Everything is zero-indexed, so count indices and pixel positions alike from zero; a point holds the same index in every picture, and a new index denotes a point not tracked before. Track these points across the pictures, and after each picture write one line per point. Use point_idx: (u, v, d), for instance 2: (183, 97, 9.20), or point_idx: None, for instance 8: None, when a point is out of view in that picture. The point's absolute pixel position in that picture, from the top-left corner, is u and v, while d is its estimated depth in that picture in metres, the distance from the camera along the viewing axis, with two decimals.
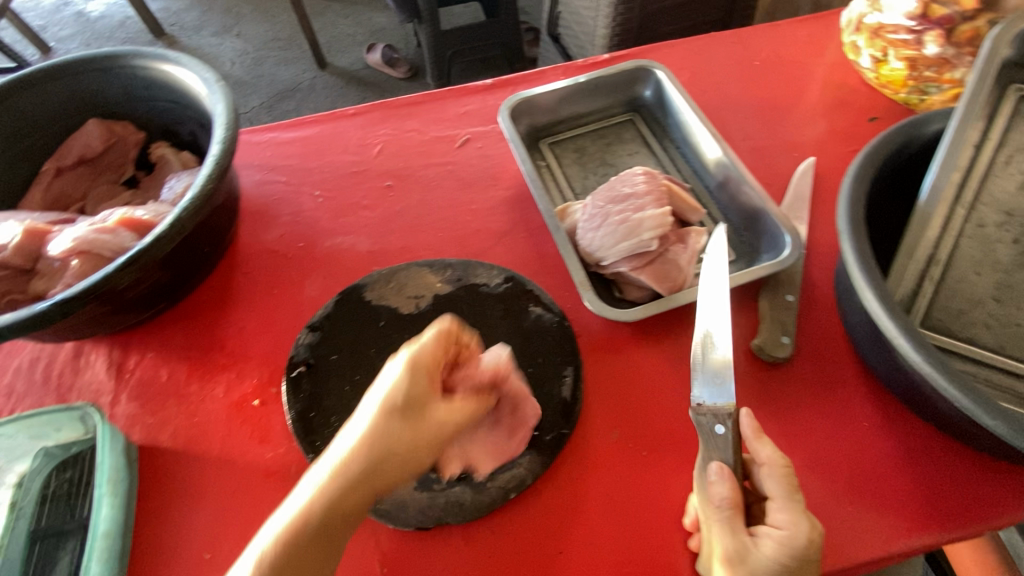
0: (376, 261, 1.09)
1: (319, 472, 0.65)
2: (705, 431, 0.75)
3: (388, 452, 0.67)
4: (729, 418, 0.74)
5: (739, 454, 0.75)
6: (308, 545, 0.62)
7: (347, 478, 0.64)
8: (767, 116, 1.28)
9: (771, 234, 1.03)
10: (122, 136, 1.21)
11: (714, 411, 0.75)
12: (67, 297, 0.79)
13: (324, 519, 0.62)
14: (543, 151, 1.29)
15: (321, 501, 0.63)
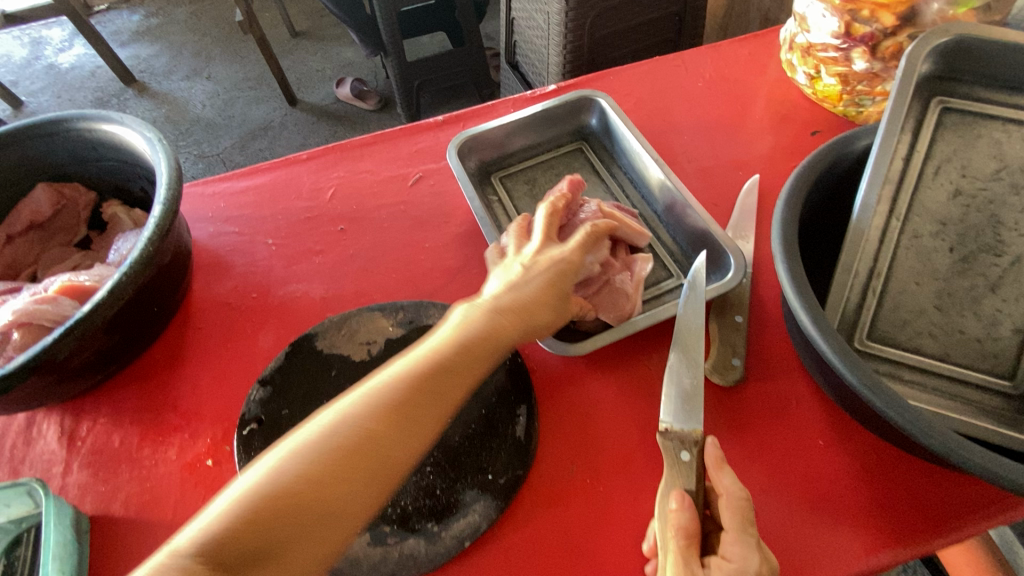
0: (330, 306, 1.08)
1: (287, 444, 0.63)
2: (671, 457, 0.76)
3: (413, 409, 0.68)
4: (696, 445, 0.76)
5: (702, 483, 0.75)
6: (270, 515, 0.57)
7: (320, 446, 0.62)
8: (715, 135, 1.30)
9: (716, 255, 1.03)
10: (73, 199, 1.21)
11: (681, 437, 0.77)
12: (4, 374, 0.79)
13: (294, 484, 0.59)
14: (494, 183, 1.29)
15: (287, 473, 0.60)
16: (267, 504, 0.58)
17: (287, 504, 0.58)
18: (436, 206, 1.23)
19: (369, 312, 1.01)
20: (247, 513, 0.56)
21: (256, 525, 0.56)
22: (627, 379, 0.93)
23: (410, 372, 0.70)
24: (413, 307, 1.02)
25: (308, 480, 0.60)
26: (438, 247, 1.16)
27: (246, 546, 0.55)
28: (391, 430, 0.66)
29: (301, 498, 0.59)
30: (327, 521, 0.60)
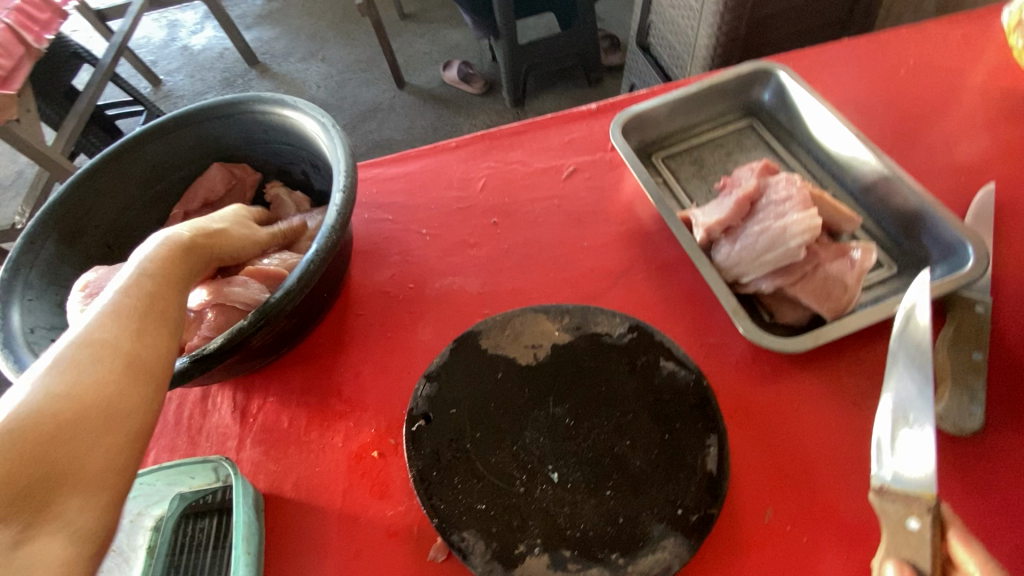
0: (487, 303, 1.06)
1: (44, 360, 0.55)
2: (893, 522, 0.63)
3: (152, 313, 0.65)
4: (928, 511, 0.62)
5: (938, 562, 0.62)
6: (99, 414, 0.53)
7: (109, 331, 0.59)
8: (920, 133, 1.12)
9: (942, 242, 0.89)
10: (241, 178, 1.27)
11: (904, 500, 0.64)
12: (203, 355, 0.81)
13: (115, 376, 0.56)
14: (656, 166, 1.14)
15: (82, 376, 0.54)
16: (68, 419, 0.51)
17: (79, 436, 0.51)
18: (593, 202, 1.15)
19: (533, 314, 0.95)
20: (73, 404, 0.52)
21: (67, 427, 0.51)
22: (829, 415, 0.82)
23: (160, 297, 0.67)
24: (580, 311, 0.94)
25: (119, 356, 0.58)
26: (598, 247, 1.08)
27: (77, 430, 0.51)
28: (166, 315, 0.66)
29: (86, 425, 0.52)
30: (109, 432, 0.53)
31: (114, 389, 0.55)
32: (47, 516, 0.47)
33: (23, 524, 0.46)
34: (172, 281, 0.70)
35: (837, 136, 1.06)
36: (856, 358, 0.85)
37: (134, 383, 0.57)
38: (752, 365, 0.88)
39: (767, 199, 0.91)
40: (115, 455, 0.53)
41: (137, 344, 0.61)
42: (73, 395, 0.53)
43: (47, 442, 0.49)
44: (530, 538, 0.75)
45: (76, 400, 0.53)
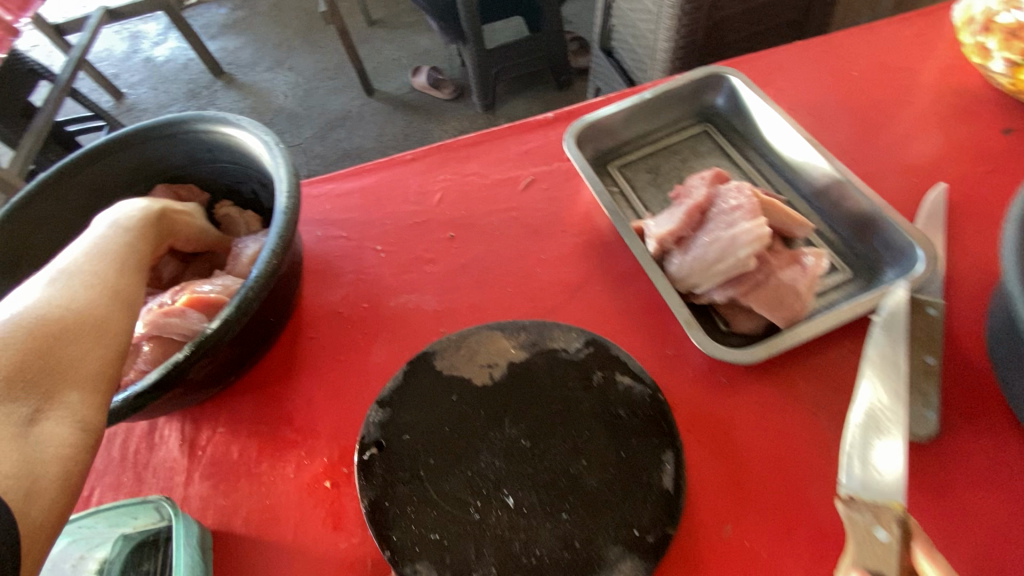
0: (443, 321, 1.03)
1: (43, 282, 0.64)
2: (860, 533, 0.62)
3: (131, 255, 0.75)
4: (898, 520, 0.61)
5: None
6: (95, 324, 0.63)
7: (99, 269, 0.69)
8: (871, 134, 1.13)
9: (891, 245, 0.89)
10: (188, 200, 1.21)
11: (874, 509, 0.63)
12: (136, 392, 0.77)
13: (106, 297, 0.66)
14: (612, 175, 1.13)
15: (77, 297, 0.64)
16: (68, 326, 0.61)
17: (80, 338, 0.61)
18: (550, 213, 1.13)
19: (488, 331, 0.93)
20: (72, 316, 0.61)
21: (69, 330, 0.60)
22: (785, 425, 0.81)
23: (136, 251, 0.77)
24: (535, 327, 0.92)
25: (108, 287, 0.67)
26: (555, 259, 1.06)
27: (77, 334, 0.61)
28: (141, 260, 0.76)
29: (82, 333, 0.61)
30: (99, 339, 0.63)
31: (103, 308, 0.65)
32: (55, 401, 0.56)
33: (33, 405, 0.54)
34: (147, 242, 0.80)
35: (789, 139, 1.06)
36: (811, 365, 0.85)
37: (120, 307, 0.67)
38: (709, 377, 0.87)
39: (718, 208, 0.90)
40: (109, 356, 0.63)
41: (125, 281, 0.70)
42: (75, 311, 0.62)
43: (51, 341, 0.58)
44: (485, 567, 0.73)
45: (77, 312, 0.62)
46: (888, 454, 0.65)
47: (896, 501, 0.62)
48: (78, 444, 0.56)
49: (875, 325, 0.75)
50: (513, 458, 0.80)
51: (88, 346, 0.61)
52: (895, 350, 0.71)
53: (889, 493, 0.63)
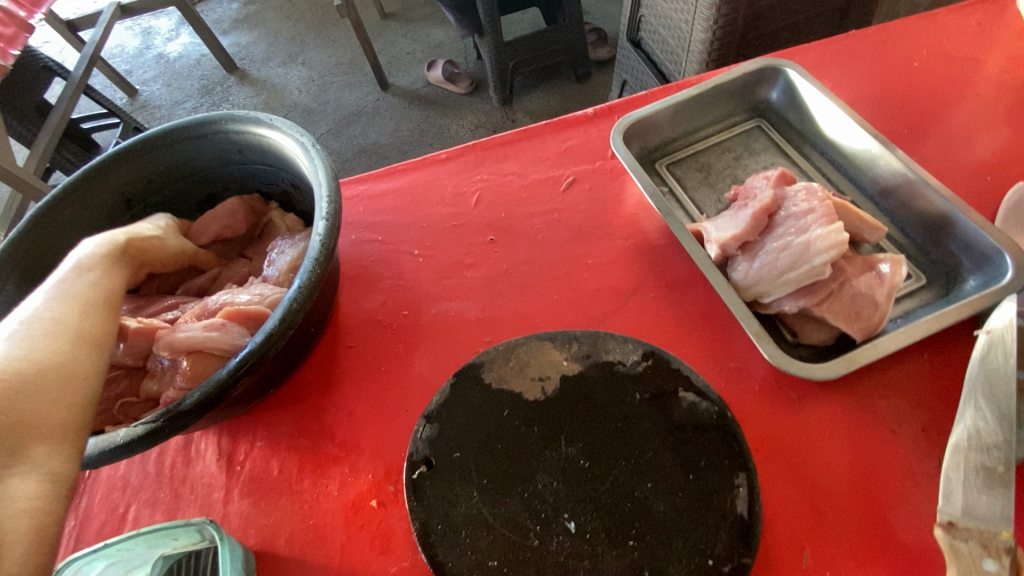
0: (487, 330, 0.99)
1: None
2: (967, 562, 0.57)
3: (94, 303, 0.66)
4: (1008, 552, 0.56)
5: None
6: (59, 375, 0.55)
7: (59, 314, 0.61)
8: (936, 128, 1.06)
9: (973, 250, 0.83)
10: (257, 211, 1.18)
11: (981, 538, 0.58)
12: (178, 410, 0.73)
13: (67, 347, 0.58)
14: (660, 174, 1.08)
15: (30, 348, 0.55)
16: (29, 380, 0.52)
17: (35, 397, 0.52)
18: (595, 214, 1.08)
19: (538, 342, 0.89)
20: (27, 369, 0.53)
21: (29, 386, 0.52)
22: (862, 444, 0.76)
23: (107, 288, 0.70)
24: (588, 338, 0.88)
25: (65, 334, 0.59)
26: (603, 264, 1.01)
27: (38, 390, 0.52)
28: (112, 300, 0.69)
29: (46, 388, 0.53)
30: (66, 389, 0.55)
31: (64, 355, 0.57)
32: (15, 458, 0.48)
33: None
34: (119, 280, 0.74)
35: (852, 135, 0.99)
36: (888, 379, 0.79)
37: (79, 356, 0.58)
38: (776, 392, 0.81)
39: (786, 212, 0.84)
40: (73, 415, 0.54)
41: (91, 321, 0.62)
42: (34, 364, 0.54)
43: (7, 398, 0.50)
44: None
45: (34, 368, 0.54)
46: (992, 480, 0.60)
47: (1005, 530, 0.57)
48: (49, 498, 0.48)
49: (980, 342, 0.68)
50: (573, 478, 0.76)
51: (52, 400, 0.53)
52: (1007, 367, 0.65)
53: (999, 521, 0.58)
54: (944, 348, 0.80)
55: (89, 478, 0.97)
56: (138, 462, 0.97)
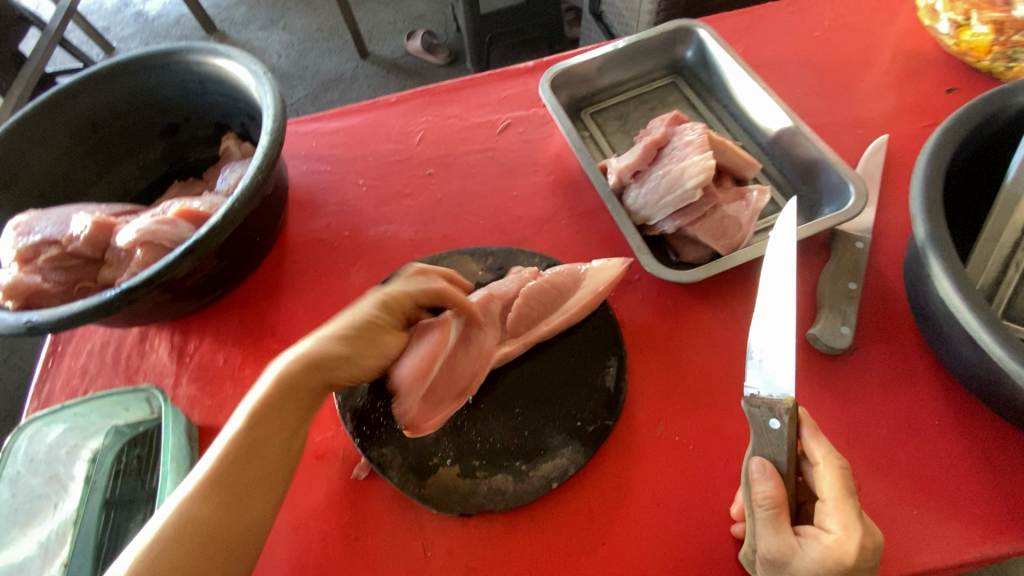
0: (419, 249, 1.10)
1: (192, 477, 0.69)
2: (759, 424, 0.68)
3: (293, 395, 0.74)
4: (788, 412, 0.66)
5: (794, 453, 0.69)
6: (273, 421, 0.73)
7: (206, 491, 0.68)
8: (827, 90, 1.20)
9: (831, 186, 0.97)
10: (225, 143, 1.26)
11: (769, 403, 0.67)
12: (131, 285, 0.84)
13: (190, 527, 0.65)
14: (584, 120, 1.20)
15: (261, 411, 0.73)
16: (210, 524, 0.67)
17: (256, 467, 0.71)
18: (524, 154, 1.20)
19: (459, 256, 1.01)
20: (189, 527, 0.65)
21: (252, 454, 0.71)
22: (720, 342, 0.89)
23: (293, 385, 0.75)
24: (503, 254, 1.01)
25: (285, 389, 0.74)
26: (526, 195, 1.13)
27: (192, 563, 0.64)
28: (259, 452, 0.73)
29: (190, 561, 0.64)
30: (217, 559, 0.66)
31: (349, 334, 0.78)
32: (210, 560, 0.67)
33: None
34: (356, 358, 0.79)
35: (749, 90, 1.12)
36: (750, 290, 0.93)
37: (294, 405, 0.75)
38: (658, 299, 0.94)
39: (673, 145, 0.97)
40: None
41: (334, 358, 0.76)
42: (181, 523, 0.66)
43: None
44: (443, 451, 0.82)
45: (255, 430, 0.72)
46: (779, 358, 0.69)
47: (787, 397, 0.67)
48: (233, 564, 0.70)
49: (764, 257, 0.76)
50: None
51: (269, 448, 0.73)
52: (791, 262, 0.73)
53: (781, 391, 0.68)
54: (799, 267, 0.94)
55: (51, 367, 1.07)
56: (97, 353, 1.07)
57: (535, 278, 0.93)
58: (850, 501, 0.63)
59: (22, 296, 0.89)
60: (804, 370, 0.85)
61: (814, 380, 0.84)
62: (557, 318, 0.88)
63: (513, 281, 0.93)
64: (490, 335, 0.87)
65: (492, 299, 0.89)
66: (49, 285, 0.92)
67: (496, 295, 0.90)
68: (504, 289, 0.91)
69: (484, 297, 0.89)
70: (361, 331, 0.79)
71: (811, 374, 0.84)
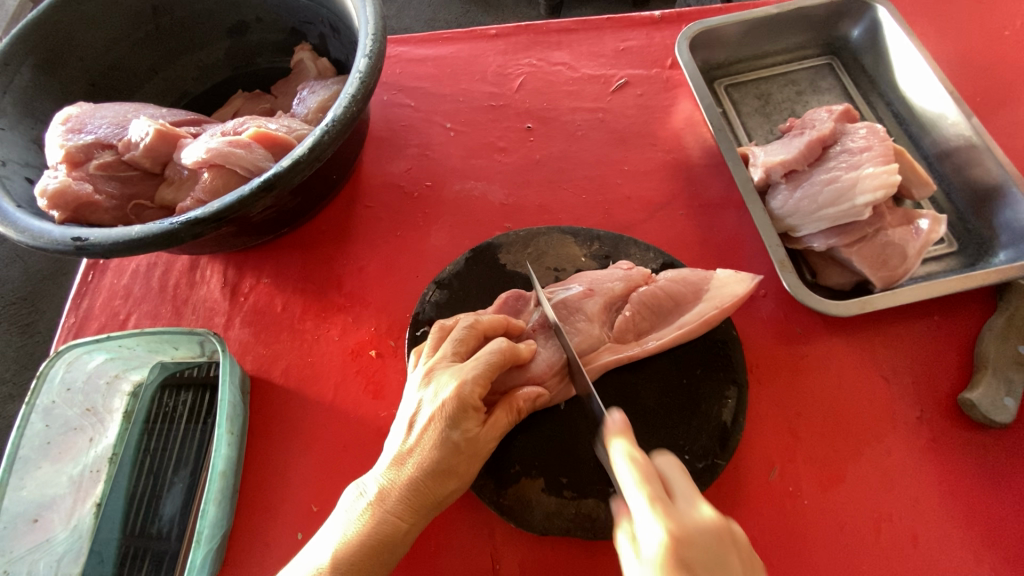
0: (509, 216, 0.97)
1: (326, 534, 0.60)
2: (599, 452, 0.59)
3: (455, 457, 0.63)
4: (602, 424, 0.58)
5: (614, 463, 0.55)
6: (371, 555, 0.59)
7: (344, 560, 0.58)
8: (1007, 102, 1.01)
9: (1014, 226, 0.82)
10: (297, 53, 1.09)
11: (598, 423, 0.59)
12: (199, 218, 0.72)
13: None
14: (718, 93, 1.02)
15: (352, 537, 0.59)
16: None
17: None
18: (640, 121, 1.04)
19: (560, 235, 0.88)
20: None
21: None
22: (853, 387, 0.78)
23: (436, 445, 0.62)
24: (611, 240, 0.88)
25: (371, 513, 0.61)
26: (638, 173, 0.99)
27: None
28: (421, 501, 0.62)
29: None
30: None
31: (442, 455, 0.62)
32: None
33: None
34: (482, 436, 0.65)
35: (926, 89, 0.94)
36: (895, 333, 0.81)
37: (388, 537, 0.60)
38: (783, 324, 0.82)
39: (842, 147, 0.82)
40: None
41: (429, 483, 0.62)
42: None
43: None
44: (528, 461, 0.72)
45: (346, 562, 0.58)
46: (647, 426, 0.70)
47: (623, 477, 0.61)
48: None
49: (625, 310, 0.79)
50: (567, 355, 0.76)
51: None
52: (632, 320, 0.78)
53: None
54: (956, 315, 0.81)
55: (92, 282, 0.98)
56: (142, 275, 0.97)
57: (647, 283, 0.80)
58: (661, 506, 0.48)
59: (68, 207, 0.76)
60: (946, 437, 0.74)
61: (956, 451, 0.73)
62: (671, 332, 0.77)
63: (618, 279, 0.80)
64: (587, 337, 0.77)
65: (591, 296, 0.79)
66: (101, 198, 0.79)
67: (597, 290, 0.80)
68: (608, 287, 0.80)
69: (582, 293, 0.79)
70: (448, 441, 0.62)
71: (954, 444, 0.74)
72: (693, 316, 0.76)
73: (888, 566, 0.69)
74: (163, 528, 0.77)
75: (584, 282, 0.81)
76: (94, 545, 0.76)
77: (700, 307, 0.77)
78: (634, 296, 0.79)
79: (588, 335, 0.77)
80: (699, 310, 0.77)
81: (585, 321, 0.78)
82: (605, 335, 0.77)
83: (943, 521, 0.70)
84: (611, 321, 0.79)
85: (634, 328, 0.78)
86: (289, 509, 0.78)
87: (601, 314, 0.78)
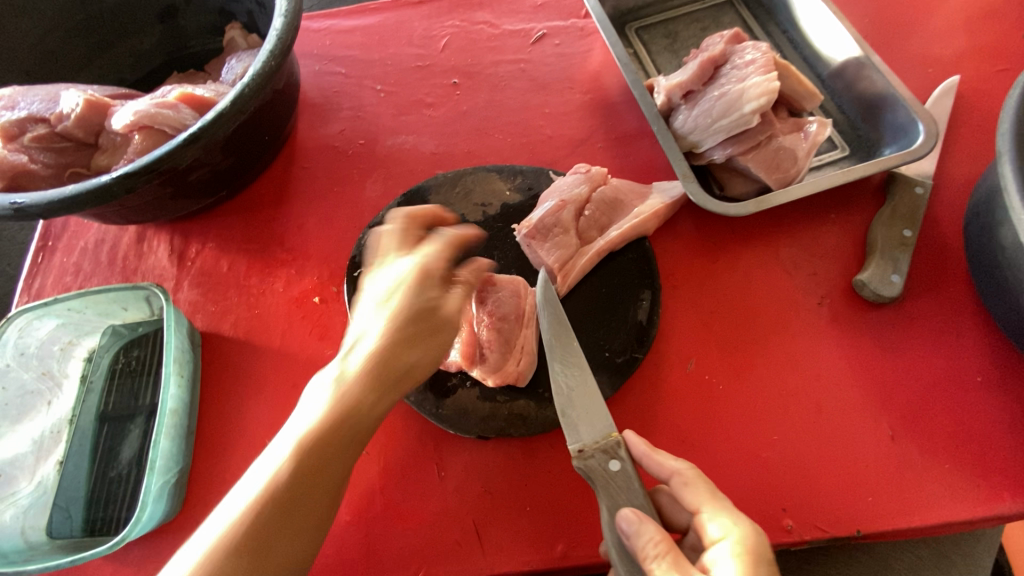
0: (440, 164, 1.02)
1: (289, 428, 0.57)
2: (601, 475, 0.62)
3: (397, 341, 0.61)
4: (617, 446, 0.63)
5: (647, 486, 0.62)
6: (329, 438, 0.56)
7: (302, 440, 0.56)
8: (894, 24, 1.09)
9: (896, 125, 0.89)
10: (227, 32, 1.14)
11: (599, 447, 0.63)
12: (130, 172, 0.75)
13: (278, 484, 0.54)
14: (628, 36, 1.09)
15: (296, 466, 0.55)
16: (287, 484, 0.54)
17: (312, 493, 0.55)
18: (560, 68, 1.10)
19: (485, 173, 0.94)
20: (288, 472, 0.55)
21: (305, 481, 0.55)
22: (761, 282, 0.84)
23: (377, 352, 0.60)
24: (533, 173, 0.93)
25: (312, 442, 0.56)
26: (559, 114, 1.04)
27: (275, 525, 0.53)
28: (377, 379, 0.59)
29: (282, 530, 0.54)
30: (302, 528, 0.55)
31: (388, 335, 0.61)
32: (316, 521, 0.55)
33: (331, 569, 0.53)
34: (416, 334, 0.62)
35: (813, 12, 1.01)
36: (796, 232, 0.87)
37: (340, 438, 0.57)
38: (694, 235, 0.89)
39: (732, 65, 0.89)
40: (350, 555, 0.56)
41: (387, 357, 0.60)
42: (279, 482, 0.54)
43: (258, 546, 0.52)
44: (463, 373, 0.78)
45: (308, 450, 0.55)
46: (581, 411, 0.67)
47: (610, 431, 0.65)
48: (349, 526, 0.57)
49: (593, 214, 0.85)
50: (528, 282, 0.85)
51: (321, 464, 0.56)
52: (603, 228, 0.85)
53: (602, 429, 0.65)
54: (851, 212, 0.88)
55: (42, 262, 1.01)
56: (91, 251, 1.01)
57: (606, 183, 0.87)
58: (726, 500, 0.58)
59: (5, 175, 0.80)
60: (844, 317, 0.81)
61: (853, 330, 0.80)
62: (628, 222, 0.83)
63: (582, 182, 0.86)
64: (567, 247, 0.82)
65: (564, 207, 0.84)
66: (36, 166, 0.83)
67: (568, 200, 0.84)
68: (576, 193, 0.85)
69: (555, 207, 0.83)
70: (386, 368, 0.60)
71: (851, 322, 0.81)
72: (639, 212, 0.84)
73: (795, 433, 0.75)
74: (122, 471, 0.82)
75: (555, 196, 0.85)
76: (59, 499, 0.79)
77: (650, 204, 0.85)
78: (594, 195, 0.86)
79: (567, 245, 0.82)
80: (646, 207, 0.85)
81: (560, 232, 0.83)
82: (575, 241, 0.84)
83: (843, 390, 0.77)
84: (578, 227, 0.85)
85: (596, 225, 0.85)
86: (245, 446, 0.82)
87: (573, 222, 0.84)
